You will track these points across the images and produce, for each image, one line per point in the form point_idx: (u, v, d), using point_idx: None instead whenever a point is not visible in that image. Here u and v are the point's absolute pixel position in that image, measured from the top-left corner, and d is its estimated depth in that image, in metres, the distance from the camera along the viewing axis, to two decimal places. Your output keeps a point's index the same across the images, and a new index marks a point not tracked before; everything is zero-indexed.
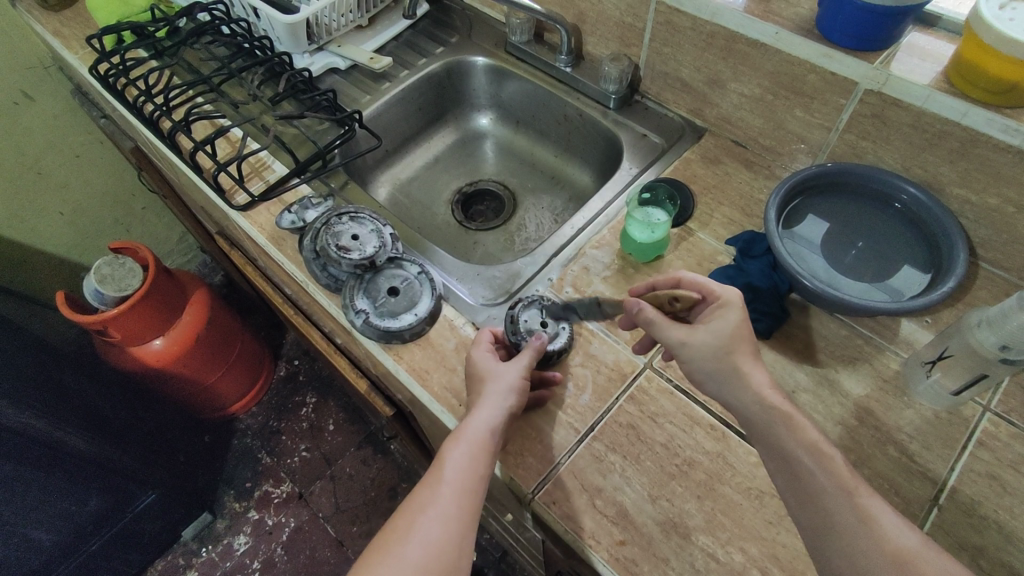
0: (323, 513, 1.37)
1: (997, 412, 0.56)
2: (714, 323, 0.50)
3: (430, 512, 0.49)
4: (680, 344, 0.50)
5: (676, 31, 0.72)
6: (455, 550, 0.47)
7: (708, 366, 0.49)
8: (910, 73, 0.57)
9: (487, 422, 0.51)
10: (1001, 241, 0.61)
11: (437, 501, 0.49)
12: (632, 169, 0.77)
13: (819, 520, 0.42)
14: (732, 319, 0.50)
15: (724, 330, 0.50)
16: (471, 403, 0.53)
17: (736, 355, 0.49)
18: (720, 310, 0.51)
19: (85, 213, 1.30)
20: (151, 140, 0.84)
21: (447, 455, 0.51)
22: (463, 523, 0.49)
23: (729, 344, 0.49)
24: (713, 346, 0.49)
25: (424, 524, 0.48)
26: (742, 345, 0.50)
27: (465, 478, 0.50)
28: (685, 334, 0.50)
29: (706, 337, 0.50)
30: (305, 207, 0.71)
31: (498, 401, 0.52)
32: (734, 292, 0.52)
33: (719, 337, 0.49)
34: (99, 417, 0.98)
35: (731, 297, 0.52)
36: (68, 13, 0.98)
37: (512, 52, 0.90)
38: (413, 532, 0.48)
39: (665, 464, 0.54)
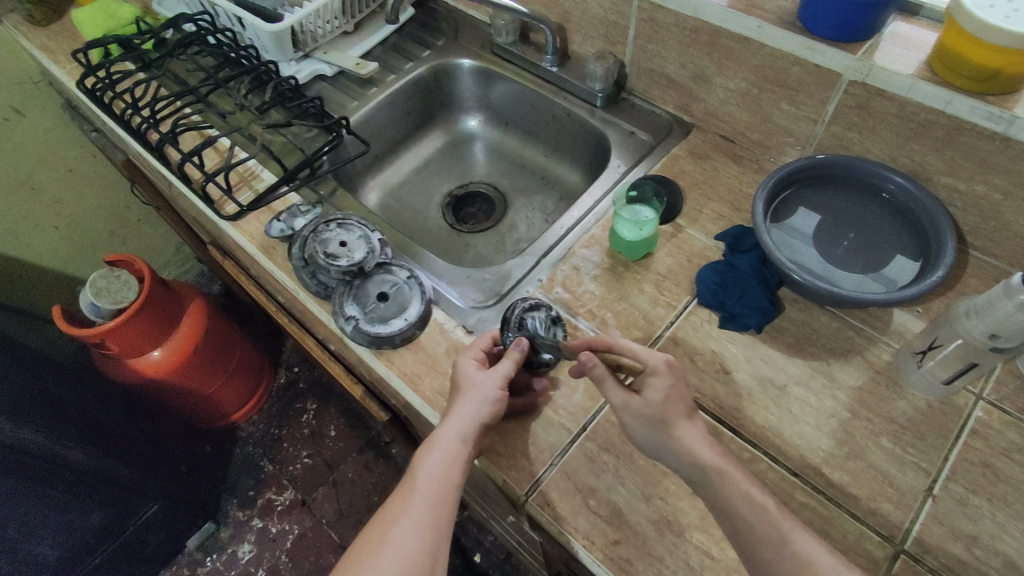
0: (326, 519, 1.37)
1: (991, 400, 0.55)
2: (649, 393, 0.49)
3: (404, 520, 0.49)
4: (620, 407, 0.50)
5: (660, 27, 0.72)
6: (428, 559, 0.48)
7: (645, 431, 0.49)
8: (893, 63, 0.57)
9: (463, 431, 0.51)
10: (991, 229, 0.61)
11: (411, 510, 0.50)
12: (620, 167, 0.77)
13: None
14: (668, 387, 0.49)
15: (659, 398, 0.49)
16: (448, 410, 0.53)
17: (674, 422, 0.48)
18: (652, 378, 0.50)
19: (81, 227, 1.31)
20: (139, 153, 0.84)
21: (422, 464, 0.51)
22: (436, 531, 0.49)
23: (665, 413, 0.48)
24: (650, 415, 0.49)
25: (398, 533, 0.49)
26: (678, 409, 0.49)
27: (438, 487, 0.50)
28: (626, 398, 0.50)
29: (642, 405, 0.49)
30: (295, 215, 0.71)
31: (472, 410, 0.52)
32: (661, 358, 0.50)
33: (655, 405, 0.49)
34: (100, 430, 0.98)
35: (658, 364, 0.50)
36: (56, 28, 0.98)
37: (499, 54, 0.90)
38: (388, 541, 0.48)
39: (658, 462, 0.54)
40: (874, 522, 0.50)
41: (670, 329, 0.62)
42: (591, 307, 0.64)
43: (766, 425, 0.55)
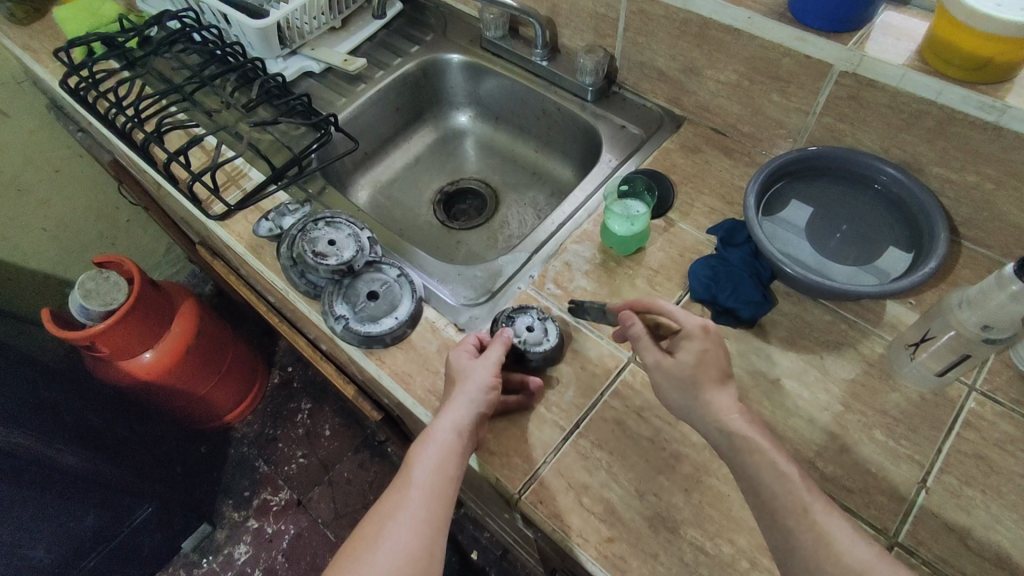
0: (322, 519, 1.37)
1: (983, 391, 0.55)
2: (681, 354, 0.50)
3: (399, 519, 0.48)
4: (652, 367, 0.51)
5: (649, 19, 0.71)
6: (427, 556, 0.47)
7: (676, 393, 0.50)
8: (884, 53, 0.57)
9: (458, 422, 0.51)
10: (983, 219, 0.61)
11: (406, 506, 0.49)
12: (611, 161, 0.76)
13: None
14: (701, 349, 0.50)
15: (692, 360, 0.50)
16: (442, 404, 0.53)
17: (705, 386, 0.49)
18: (686, 341, 0.51)
19: (69, 228, 1.29)
20: (125, 152, 0.83)
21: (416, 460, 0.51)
22: (432, 525, 0.49)
23: (696, 376, 0.49)
24: (681, 376, 0.50)
25: (393, 527, 0.48)
26: (710, 373, 0.49)
27: (433, 481, 0.50)
28: (658, 358, 0.51)
29: (673, 365, 0.50)
30: (283, 213, 0.70)
31: (465, 403, 0.52)
32: (698, 322, 0.51)
33: (685, 366, 0.50)
34: (89, 432, 0.97)
35: (693, 328, 0.51)
36: (38, 26, 0.97)
37: (488, 48, 0.90)
38: (383, 540, 0.48)
39: (651, 458, 0.53)
40: (868, 514, 0.50)
41: None
42: (583, 303, 0.63)
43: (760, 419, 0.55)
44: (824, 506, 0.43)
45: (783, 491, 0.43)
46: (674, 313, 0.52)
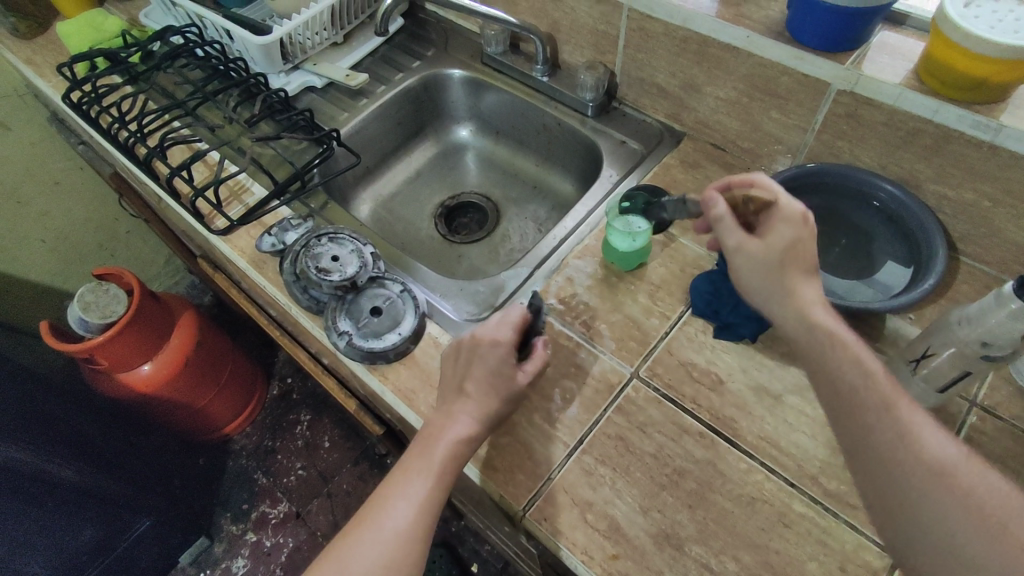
0: (321, 531, 1.36)
1: (983, 407, 0.56)
2: (771, 238, 0.49)
3: (388, 519, 0.49)
4: (733, 249, 0.51)
5: (649, 36, 0.72)
6: (407, 563, 0.48)
7: (757, 278, 0.50)
8: (881, 72, 0.58)
9: (461, 433, 0.52)
10: (981, 235, 0.61)
11: (392, 511, 0.49)
12: (612, 176, 0.77)
13: (914, 513, 0.39)
14: (795, 235, 0.49)
15: (781, 247, 0.49)
16: (445, 410, 0.53)
17: (794, 274, 0.49)
18: (782, 224, 0.49)
19: (68, 239, 1.29)
20: (127, 167, 0.83)
21: (415, 464, 0.51)
22: (416, 534, 0.49)
23: (783, 260, 0.49)
24: (767, 260, 0.49)
25: (378, 530, 0.48)
26: (798, 261, 0.49)
27: (426, 490, 0.50)
28: (744, 240, 0.50)
29: (760, 249, 0.49)
30: (285, 229, 0.70)
31: (471, 411, 0.52)
32: (797, 206, 0.50)
33: (774, 250, 0.49)
34: (89, 446, 0.97)
35: (791, 211, 0.49)
36: (41, 41, 0.97)
37: (489, 63, 0.90)
38: (368, 538, 0.48)
39: (655, 474, 0.54)
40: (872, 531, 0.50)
41: (664, 340, 0.62)
42: (585, 318, 0.63)
43: (762, 435, 0.55)
44: (932, 428, 0.41)
45: (887, 415, 0.41)
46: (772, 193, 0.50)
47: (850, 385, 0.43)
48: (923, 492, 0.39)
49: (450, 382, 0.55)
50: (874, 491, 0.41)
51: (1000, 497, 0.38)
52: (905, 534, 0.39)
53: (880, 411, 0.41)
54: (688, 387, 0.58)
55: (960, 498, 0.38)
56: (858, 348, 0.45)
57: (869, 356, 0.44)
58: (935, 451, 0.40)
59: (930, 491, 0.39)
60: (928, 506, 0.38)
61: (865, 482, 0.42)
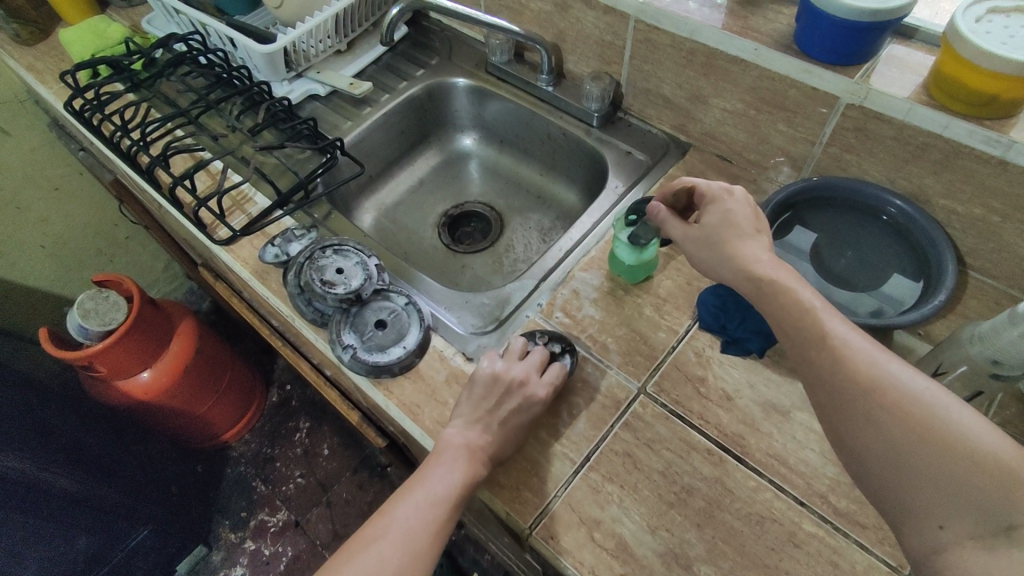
0: (321, 540, 1.35)
1: (994, 424, 0.55)
2: (705, 219, 0.52)
3: (386, 536, 0.48)
4: (680, 239, 0.54)
5: (655, 48, 0.72)
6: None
7: (701, 255, 0.52)
8: (890, 87, 0.58)
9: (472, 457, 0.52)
10: (991, 251, 0.61)
11: (397, 526, 0.48)
12: (618, 187, 0.77)
13: (883, 457, 0.39)
14: (724, 208, 0.52)
15: (716, 223, 0.51)
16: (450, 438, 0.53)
17: (732, 239, 0.50)
18: (711, 204, 0.53)
19: (68, 245, 1.28)
20: (129, 175, 0.82)
21: (418, 487, 0.51)
22: (420, 552, 0.48)
23: (720, 234, 0.51)
24: (706, 238, 0.52)
25: (381, 545, 0.47)
26: (732, 228, 0.50)
27: (434, 510, 0.50)
28: (684, 230, 0.54)
29: (698, 230, 0.52)
30: (289, 240, 0.70)
31: (476, 437, 0.53)
32: (724, 185, 0.53)
33: (709, 227, 0.52)
34: (83, 452, 0.96)
35: (716, 191, 0.53)
36: (42, 47, 0.97)
37: (493, 73, 0.90)
38: (363, 556, 0.47)
39: (663, 492, 0.53)
40: (882, 551, 0.49)
41: (671, 355, 0.61)
42: (592, 332, 0.63)
43: (771, 452, 0.55)
44: (886, 366, 0.40)
45: (841, 361, 0.41)
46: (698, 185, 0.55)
47: (806, 336, 0.43)
48: (887, 430, 0.38)
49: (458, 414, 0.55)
50: (843, 438, 0.41)
51: (971, 425, 0.37)
52: (879, 479, 0.39)
53: (833, 358, 0.41)
54: (696, 403, 0.58)
55: (926, 431, 0.37)
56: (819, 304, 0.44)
57: (826, 306, 0.44)
58: (893, 387, 0.39)
59: (894, 430, 0.38)
60: (894, 446, 0.38)
61: (836, 438, 0.41)
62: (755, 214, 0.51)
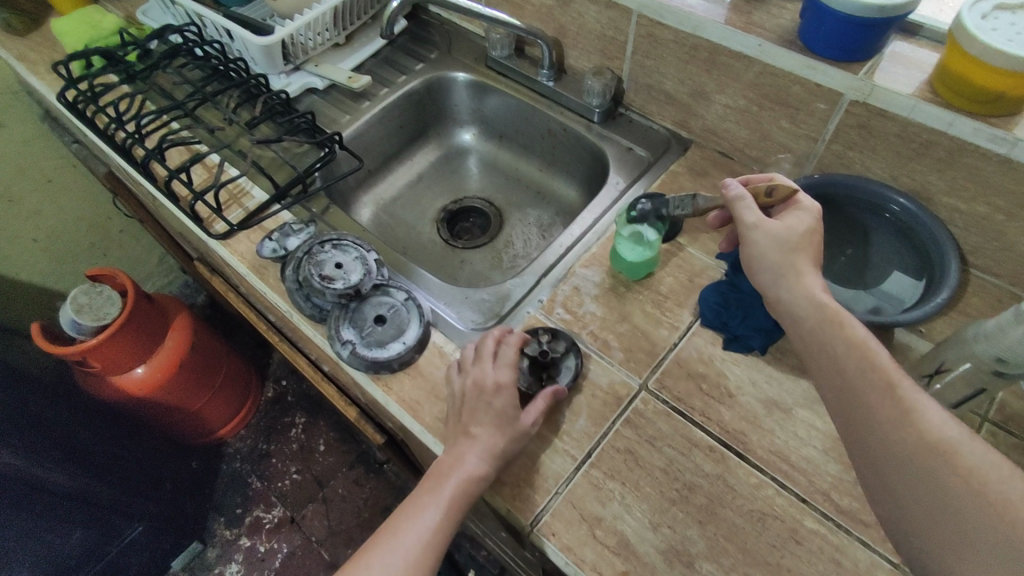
0: (317, 537, 1.35)
1: (995, 422, 0.55)
2: (790, 220, 0.51)
3: (397, 546, 0.49)
4: (753, 226, 0.51)
5: (658, 43, 0.71)
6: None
7: (777, 248, 0.50)
8: (894, 84, 0.57)
9: (474, 468, 0.51)
10: (993, 249, 0.61)
11: (403, 538, 0.50)
12: (619, 183, 0.76)
13: (914, 495, 0.39)
14: (810, 223, 0.51)
15: (802, 229, 0.51)
16: (455, 447, 0.52)
17: (812, 257, 0.50)
18: (798, 213, 0.52)
19: (61, 239, 1.27)
20: (124, 168, 0.81)
21: (427, 497, 0.51)
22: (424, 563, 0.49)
23: (801, 241, 0.50)
24: (787, 238, 0.50)
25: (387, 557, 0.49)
26: (811, 245, 0.50)
27: (437, 521, 0.50)
28: (763, 219, 0.51)
29: (782, 228, 0.51)
30: (286, 234, 0.69)
31: (482, 448, 0.52)
32: (810, 201, 0.53)
33: (793, 232, 0.50)
34: (80, 449, 0.95)
35: (807, 204, 0.52)
36: (35, 37, 0.95)
37: (493, 67, 0.89)
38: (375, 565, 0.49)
39: (665, 489, 0.53)
40: (885, 548, 0.49)
41: (672, 351, 0.61)
42: (593, 328, 0.63)
43: (773, 449, 0.54)
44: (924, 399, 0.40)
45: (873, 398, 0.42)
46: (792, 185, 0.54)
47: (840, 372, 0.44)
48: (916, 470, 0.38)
49: (458, 421, 0.54)
50: (877, 472, 0.41)
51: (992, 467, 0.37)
52: (909, 517, 0.39)
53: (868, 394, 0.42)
54: (697, 400, 0.57)
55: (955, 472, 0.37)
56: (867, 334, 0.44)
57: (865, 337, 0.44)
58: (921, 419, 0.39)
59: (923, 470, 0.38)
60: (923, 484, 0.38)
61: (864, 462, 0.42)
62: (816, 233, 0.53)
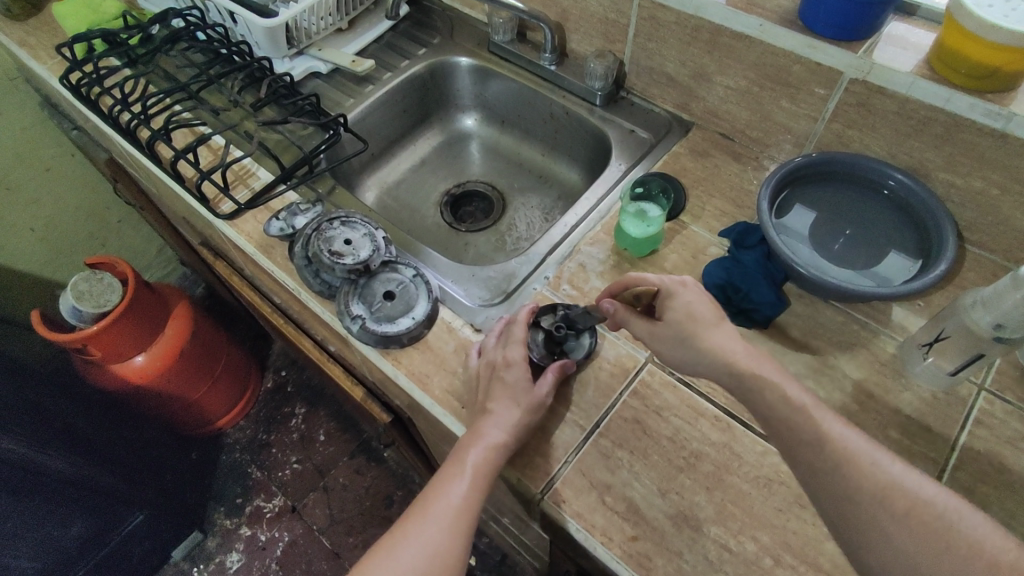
0: (318, 526, 1.35)
1: (993, 390, 0.57)
2: (667, 317, 0.50)
3: (427, 522, 0.50)
4: (651, 339, 0.51)
5: (660, 26, 0.72)
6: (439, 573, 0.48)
7: (676, 354, 0.50)
8: (892, 61, 0.59)
9: (497, 438, 0.52)
10: (989, 224, 0.62)
11: (436, 513, 0.50)
12: (621, 165, 0.77)
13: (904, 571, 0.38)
14: (685, 305, 0.49)
15: (679, 321, 0.49)
16: (474, 425, 0.53)
17: (700, 333, 0.48)
18: (669, 301, 0.51)
19: (59, 228, 1.26)
20: (128, 151, 0.81)
21: (455, 470, 0.52)
22: (458, 534, 0.50)
23: (686, 332, 0.49)
24: (675, 338, 0.49)
25: (421, 532, 0.49)
26: (699, 327, 0.48)
27: (468, 491, 0.51)
28: (650, 330, 0.51)
29: (665, 330, 0.50)
30: (294, 213, 0.69)
31: (506, 420, 0.52)
32: (671, 278, 0.51)
33: (674, 326, 0.49)
34: (81, 437, 0.95)
35: (670, 285, 0.51)
36: (34, 22, 0.95)
37: (495, 52, 0.90)
38: (402, 547, 0.49)
39: (672, 457, 0.54)
40: None
41: None
42: None
43: None
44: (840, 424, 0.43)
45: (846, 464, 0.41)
46: (648, 280, 0.53)
47: (803, 440, 0.43)
48: (893, 536, 0.39)
49: (478, 400, 0.55)
50: (856, 530, 0.40)
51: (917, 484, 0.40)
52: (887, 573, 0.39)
53: (840, 458, 0.41)
54: None
55: (926, 529, 0.38)
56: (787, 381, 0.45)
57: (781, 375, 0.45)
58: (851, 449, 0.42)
59: (898, 534, 0.39)
60: (901, 550, 0.38)
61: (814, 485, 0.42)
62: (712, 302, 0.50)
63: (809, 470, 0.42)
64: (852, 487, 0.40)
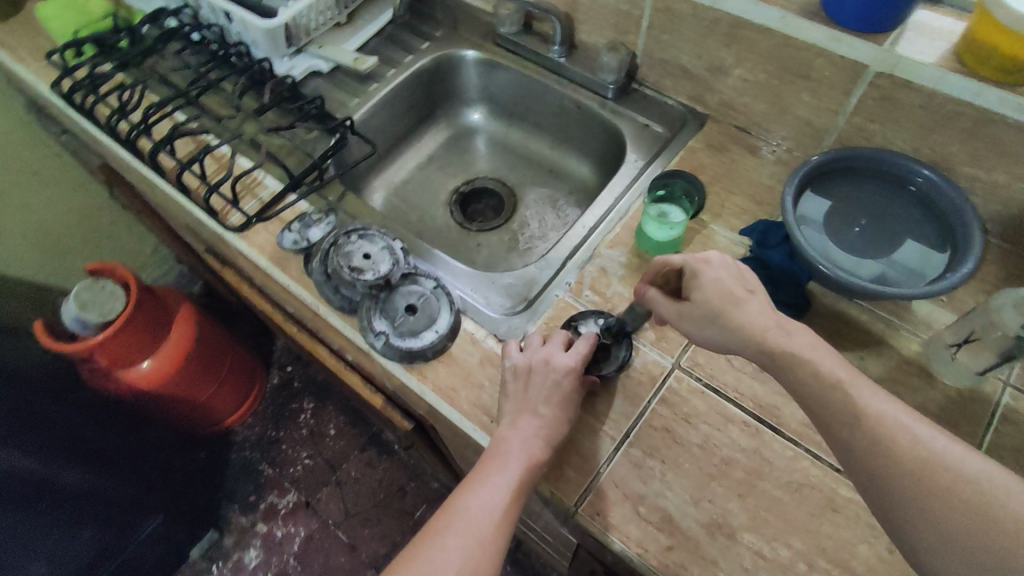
0: (333, 520, 1.36)
1: (1017, 385, 0.57)
2: (695, 295, 0.50)
3: (453, 534, 0.48)
4: (680, 321, 0.52)
5: (676, 17, 0.70)
6: None
7: (703, 332, 0.50)
8: (920, 54, 0.57)
9: (530, 450, 0.51)
10: (1011, 216, 0.62)
11: (462, 524, 0.49)
12: (637, 160, 0.76)
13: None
14: (713, 282, 0.50)
15: (708, 297, 0.49)
16: (505, 432, 0.53)
17: (730, 310, 0.48)
18: (696, 279, 0.51)
19: (53, 233, 1.23)
20: (127, 160, 0.79)
21: (484, 481, 0.51)
22: (486, 548, 0.48)
23: (715, 308, 0.49)
24: (702, 315, 0.50)
25: (447, 543, 0.47)
26: (728, 302, 0.48)
27: (500, 503, 0.50)
28: (678, 310, 0.52)
29: (693, 309, 0.50)
30: (307, 225, 0.68)
31: (532, 431, 0.52)
32: (700, 255, 0.51)
33: (703, 303, 0.50)
34: (88, 448, 0.94)
35: (696, 262, 0.51)
36: (13, 22, 0.91)
37: (502, 44, 0.87)
38: (432, 554, 0.47)
39: (703, 465, 0.54)
40: None
41: None
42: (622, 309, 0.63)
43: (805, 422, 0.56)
44: (899, 413, 0.41)
45: (883, 444, 0.39)
46: (675, 260, 0.53)
47: (837, 416, 0.42)
48: (933, 514, 0.37)
49: (507, 407, 0.55)
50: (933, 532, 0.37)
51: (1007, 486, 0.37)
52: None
53: (877, 436, 0.40)
54: (731, 375, 0.58)
55: (973, 510, 0.36)
56: (844, 376, 0.43)
57: (845, 370, 0.43)
58: (920, 446, 0.39)
59: (942, 514, 0.37)
60: (958, 538, 0.36)
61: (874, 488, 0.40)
62: (738, 276, 0.50)
63: (866, 467, 0.40)
64: (914, 489, 0.38)
